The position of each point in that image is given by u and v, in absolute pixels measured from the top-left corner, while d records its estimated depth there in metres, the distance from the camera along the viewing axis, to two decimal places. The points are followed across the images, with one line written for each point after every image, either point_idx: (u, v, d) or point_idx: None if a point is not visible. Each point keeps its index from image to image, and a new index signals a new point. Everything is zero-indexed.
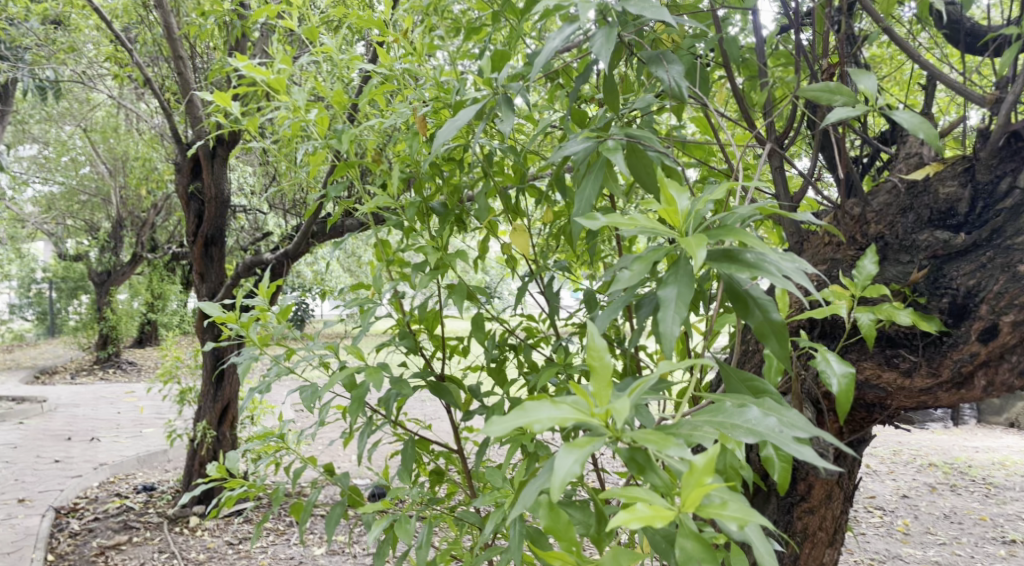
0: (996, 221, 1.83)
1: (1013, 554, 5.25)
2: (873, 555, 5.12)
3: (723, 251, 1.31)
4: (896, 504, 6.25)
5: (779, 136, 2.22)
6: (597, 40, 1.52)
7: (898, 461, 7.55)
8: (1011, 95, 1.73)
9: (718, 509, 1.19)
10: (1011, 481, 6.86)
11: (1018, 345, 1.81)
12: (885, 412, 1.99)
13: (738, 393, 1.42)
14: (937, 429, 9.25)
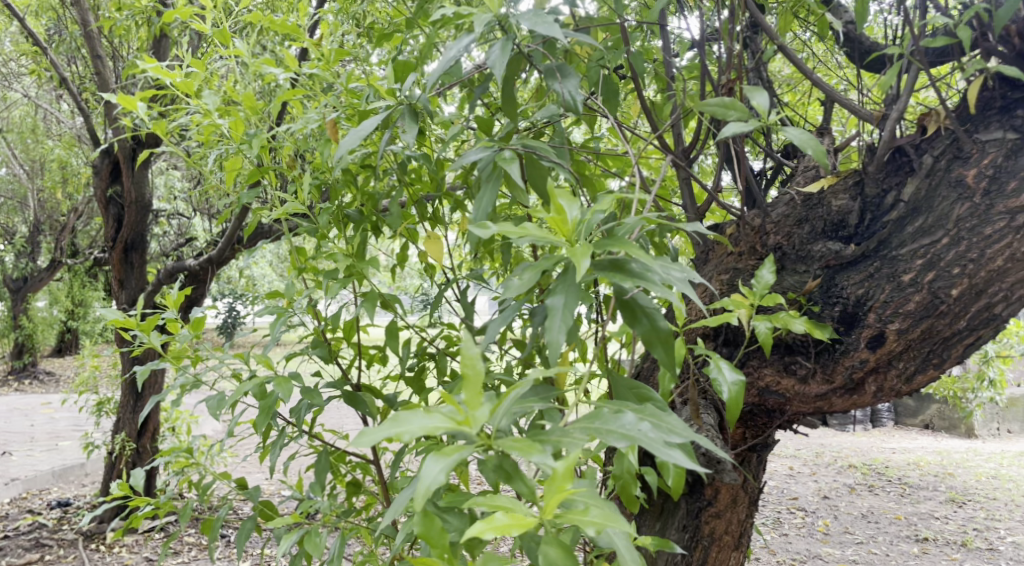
0: (882, 233, 1.89)
1: (924, 551, 5.45)
2: (795, 555, 5.26)
3: (609, 261, 1.30)
4: (817, 505, 6.43)
5: (686, 148, 2.27)
6: (493, 52, 1.53)
7: (820, 463, 7.76)
8: (895, 113, 1.81)
9: (580, 516, 1.14)
10: (926, 481, 7.11)
11: (904, 353, 1.88)
12: (785, 418, 2.05)
13: (626, 402, 1.38)
14: (857, 431, 9.54)
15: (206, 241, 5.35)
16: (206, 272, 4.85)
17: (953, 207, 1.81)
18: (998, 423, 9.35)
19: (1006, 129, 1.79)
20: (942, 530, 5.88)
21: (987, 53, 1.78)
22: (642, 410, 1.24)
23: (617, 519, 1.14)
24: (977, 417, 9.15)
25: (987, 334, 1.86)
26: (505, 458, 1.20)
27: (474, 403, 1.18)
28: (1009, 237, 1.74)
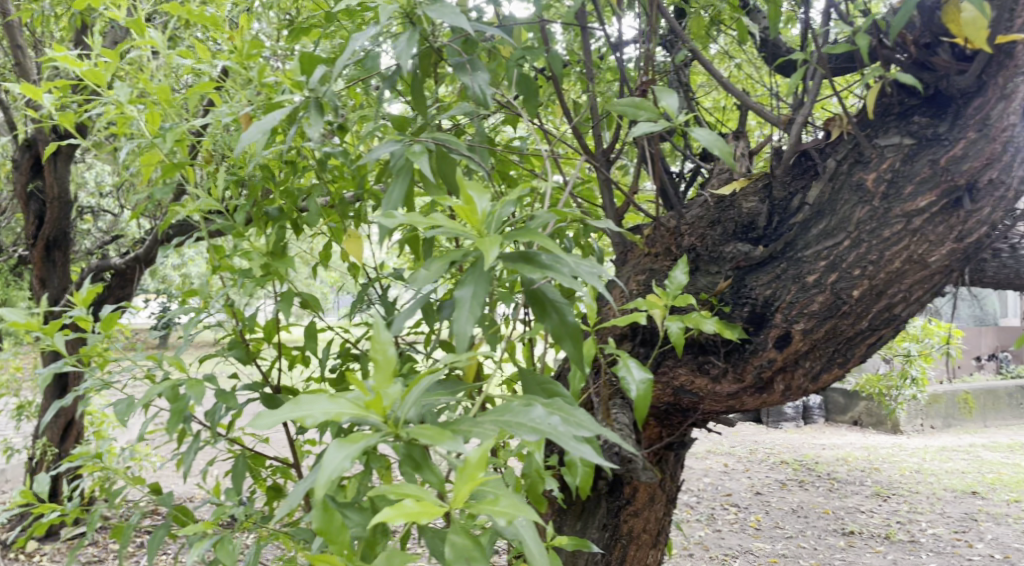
0: (789, 235, 1.93)
1: (850, 544, 5.58)
2: (727, 551, 5.35)
3: (519, 252, 1.27)
4: (749, 501, 6.57)
5: (607, 149, 2.29)
6: (400, 43, 1.52)
7: (754, 460, 7.92)
8: (799, 118, 1.86)
9: (491, 506, 1.11)
10: (853, 476, 7.30)
11: (810, 352, 1.92)
12: (698, 415, 2.09)
13: (534, 395, 1.38)
14: (788, 429, 9.62)
15: (133, 240, 5.21)
16: (135, 271, 4.74)
17: (854, 210, 1.86)
18: (922, 419, 9.51)
19: (903, 134, 1.85)
20: (867, 523, 6.04)
21: (886, 61, 1.86)
22: (552, 405, 1.23)
23: (527, 510, 1.11)
24: (901, 414, 9.27)
25: (887, 333, 1.93)
26: (413, 447, 1.19)
27: (385, 390, 1.16)
28: (905, 240, 1.80)
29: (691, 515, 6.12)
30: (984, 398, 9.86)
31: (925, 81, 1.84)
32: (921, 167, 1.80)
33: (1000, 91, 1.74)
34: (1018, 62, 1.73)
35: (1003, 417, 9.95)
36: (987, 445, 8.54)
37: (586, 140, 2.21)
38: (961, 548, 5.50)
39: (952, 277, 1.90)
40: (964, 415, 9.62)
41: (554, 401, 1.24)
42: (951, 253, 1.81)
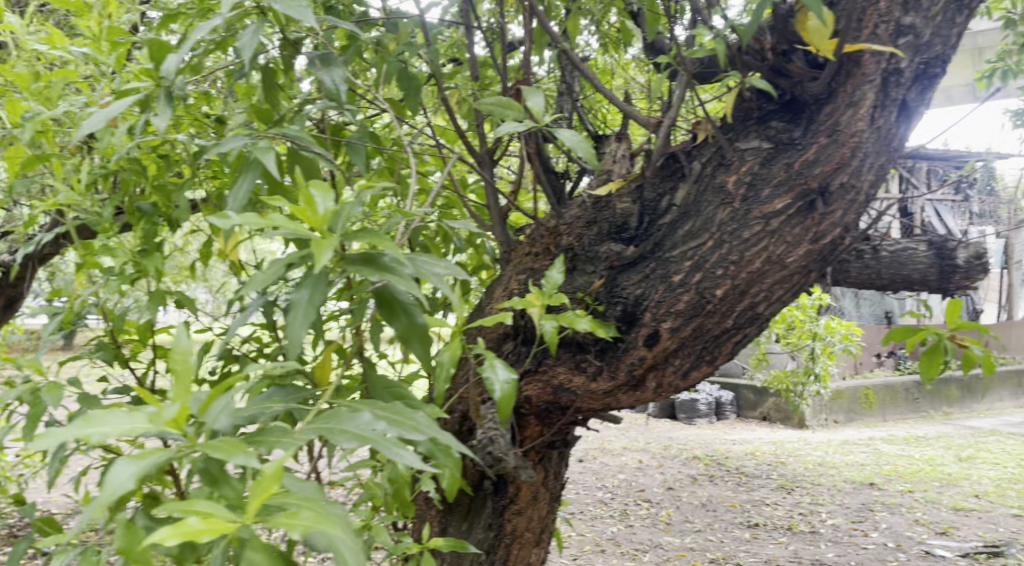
0: (657, 235, 1.98)
1: (755, 536, 4.89)
2: (637, 545, 4.66)
3: (361, 254, 1.19)
4: (663, 496, 5.69)
5: (491, 149, 2.29)
6: (246, 36, 1.46)
7: (668, 456, 6.82)
8: (668, 120, 1.94)
9: (287, 519, 0.93)
10: (762, 470, 6.39)
11: (679, 350, 1.96)
12: (575, 413, 2.10)
13: (381, 400, 1.35)
14: (700, 425, 8.39)
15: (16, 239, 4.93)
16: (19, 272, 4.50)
17: (717, 212, 1.92)
18: (827, 414, 8.51)
19: (762, 138, 1.95)
20: (772, 516, 5.26)
21: (746, 66, 1.93)
22: (388, 409, 1.11)
23: (330, 522, 0.94)
24: (808, 406, 8.23)
25: (752, 331, 2.00)
26: (212, 461, 1.06)
27: (184, 401, 1.04)
28: (764, 241, 1.88)
29: (602, 511, 5.28)
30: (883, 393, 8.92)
31: (781, 86, 1.92)
32: (777, 170, 1.90)
33: (848, 98, 1.87)
34: (864, 70, 1.86)
35: (899, 413, 9.06)
36: (885, 437, 7.74)
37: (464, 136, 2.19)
38: (859, 537, 4.85)
39: (812, 278, 1.99)
40: (865, 410, 8.69)
41: (390, 406, 1.11)
42: (806, 254, 1.90)
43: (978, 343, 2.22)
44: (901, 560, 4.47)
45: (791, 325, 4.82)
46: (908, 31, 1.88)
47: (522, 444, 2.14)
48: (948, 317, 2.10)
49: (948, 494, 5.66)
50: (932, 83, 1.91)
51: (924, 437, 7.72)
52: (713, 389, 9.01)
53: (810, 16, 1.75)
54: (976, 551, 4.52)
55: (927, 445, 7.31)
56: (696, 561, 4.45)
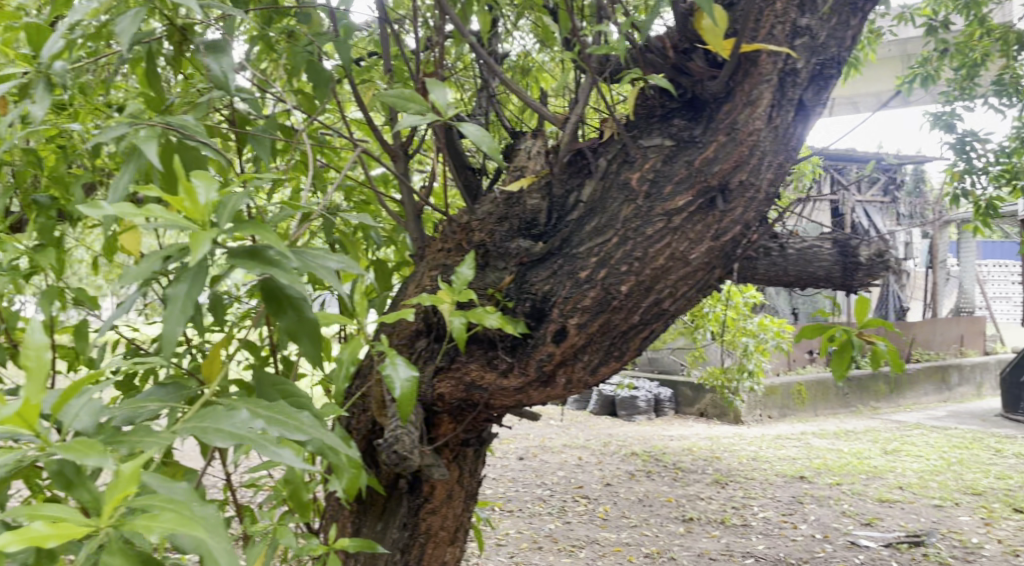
0: (565, 231, 2.00)
1: (689, 530, 4.80)
2: (574, 542, 4.57)
3: (245, 248, 1.14)
4: (600, 492, 5.60)
5: (405, 143, 2.24)
6: (125, 21, 1.37)
7: (606, 452, 6.75)
8: (574, 114, 2.01)
9: (146, 522, 0.87)
10: (696, 464, 6.34)
11: (587, 346, 1.97)
12: (488, 410, 2.09)
13: (266, 398, 1.27)
14: (640, 422, 8.26)
15: None
16: None
17: (622, 208, 1.96)
18: (762, 410, 8.50)
19: (664, 136, 1.99)
20: (704, 509, 5.20)
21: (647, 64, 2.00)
22: (271, 409, 1.07)
23: (193, 525, 0.88)
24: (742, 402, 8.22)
25: (659, 326, 2.03)
26: (67, 463, 0.98)
27: (33, 397, 0.94)
28: (667, 237, 1.91)
29: (541, 508, 5.19)
30: (816, 389, 8.98)
31: (682, 84, 1.98)
32: (678, 168, 1.94)
33: (745, 97, 1.92)
34: (761, 70, 1.91)
35: (832, 408, 9.09)
36: (816, 431, 7.80)
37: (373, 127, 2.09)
38: (788, 529, 4.80)
39: (717, 274, 2.03)
40: (798, 405, 8.73)
41: (274, 406, 1.08)
42: (708, 250, 1.94)
43: (883, 339, 2.29)
44: (827, 550, 4.43)
45: (725, 324, 5.02)
46: (804, 33, 1.97)
47: (435, 442, 2.12)
48: (855, 314, 2.16)
49: (872, 485, 5.68)
50: (827, 83, 1.99)
51: (852, 431, 7.81)
52: (652, 386, 8.90)
53: (702, 17, 1.83)
54: (898, 541, 4.51)
55: (855, 439, 7.38)
56: (631, 556, 4.38)
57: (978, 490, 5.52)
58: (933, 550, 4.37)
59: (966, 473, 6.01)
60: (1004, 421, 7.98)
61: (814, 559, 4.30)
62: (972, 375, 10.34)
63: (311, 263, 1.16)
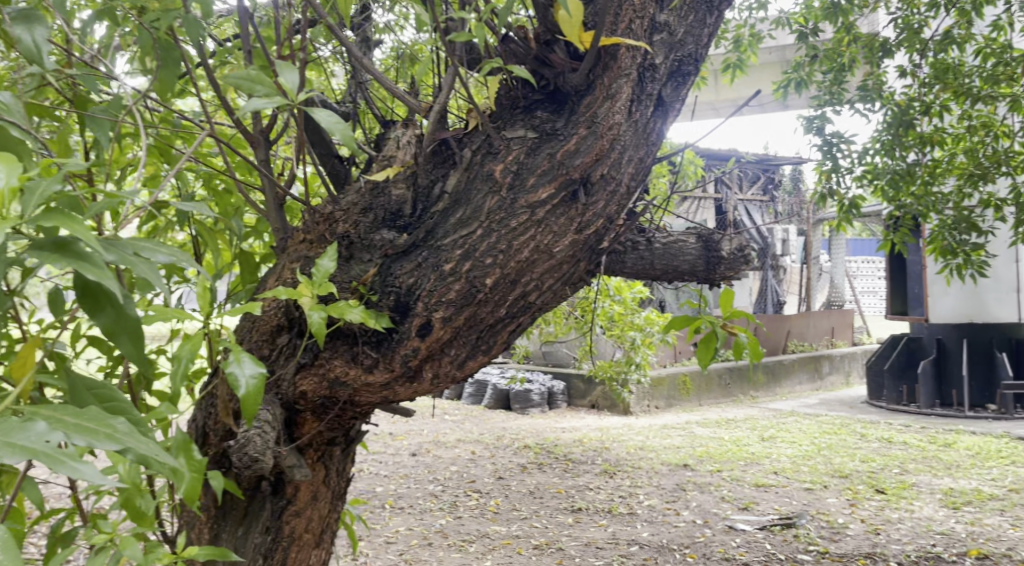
0: (430, 223, 1.96)
1: (578, 520, 4.84)
2: (464, 537, 4.54)
3: (51, 239, 1.05)
4: (491, 485, 5.58)
5: (266, 130, 2.12)
6: None
7: (499, 446, 6.74)
8: (439, 102, 1.96)
9: None
10: (586, 456, 6.41)
11: (453, 340, 1.95)
12: (354, 406, 2.04)
13: (80, 402, 1.18)
14: (532, 415, 8.29)
15: None
16: None
17: (486, 200, 1.94)
18: (648, 400, 8.70)
19: (527, 127, 1.99)
20: (592, 499, 5.26)
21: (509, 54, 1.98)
22: (78, 417, 1.00)
23: None
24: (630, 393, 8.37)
25: (525, 319, 2.05)
26: None
27: None
28: (531, 230, 1.92)
29: (432, 504, 5.13)
30: (699, 378, 9.22)
31: (544, 76, 2.00)
32: (541, 160, 1.94)
33: (606, 91, 1.97)
34: (620, 64, 1.98)
35: (714, 397, 9.36)
36: (698, 420, 8.02)
37: (229, 112, 1.95)
38: (671, 515, 4.90)
39: (582, 267, 2.06)
40: (683, 394, 8.96)
41: (80, 413, 1.00)
42: (572, 243, 1.97)
43: (746, 330, 2.33)
44: (707, 535, 4.54)
45: (615, 318, 5.11)
46: (662, 28, 2.09)
47: (298, 441, 2.05)
48: (719, 305, 2.20)
49: (751, 471, 5.89)
50: (685, 79, 2.12)
51: (733, 419, 8.07)
52: (545, 379, 8.93)
53: (559, 8, 1.84)
54: (772, 523, 4.67)
55: (735, 426, 7.63)
56: (520, 548, 4.38)
57: (845, 473, 5.79)
58: (804, 531, 4.55)
59: (834, 457, 6.30)
60: (869, 408, 8.38)
61: (694, 544, 4.40)
62: (842, 365, 10.85)
63: (130, 259, 1.10)
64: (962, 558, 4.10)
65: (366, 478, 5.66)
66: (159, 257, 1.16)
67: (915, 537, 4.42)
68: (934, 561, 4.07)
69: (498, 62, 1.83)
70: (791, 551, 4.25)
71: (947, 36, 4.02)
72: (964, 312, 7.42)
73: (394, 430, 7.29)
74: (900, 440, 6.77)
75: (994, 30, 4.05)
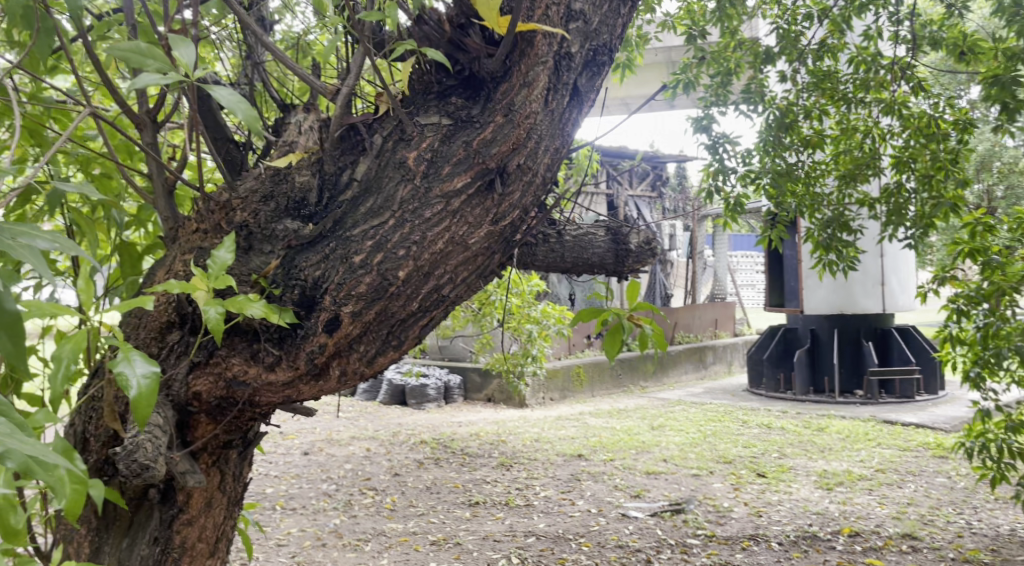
0: (338, 213, 1.86)
1: (475, 514, 4.78)
2: (360, 535, 4.42)
3: None
4: (387, 482, 5.47)
5: (153, 111, 1.96)
6: None
7: (395, 441, 6.62)
8: (346, 86, 1.86)
9: None
10: (482, 449, 6.36)
11: (362, 335, 1.85)
12: (252, 407, 1.91)
13: None
14: (429, 410, 8.19)
15: None
16: None
17: (398, 189, 1.86)
18: (543, 393, 8.72)
19: (441, 114, 1.91)
20: (489, 492, 5.22)
21: (422, 37, 1.89)
22: None
23: None
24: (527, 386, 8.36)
25: (438, 314, 1.96)
26: None
27: None
28: (446, 221, 1.85)
29: (325, 503, 4.98)
30: (592, 370, 9.32)
31: (459, 61, 1.93)
32: (456, 148, 1.87)
33: (522, 78, 1.91)
34: (537, 51, 1.92)
35: (606, 388, 9.48)
36: (591, 411, 8.08)
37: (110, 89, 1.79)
38: (566, 505, 4.90)
39: (497, 259, 2.00)
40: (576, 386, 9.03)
41: None
42: (487, 235, 1.90)
43: (651, 322, 2.30)
44: (601, 523, 4.55)
45: (512, 311, 5.08)
46: (578, 17, 2.03)
47: (191, 445, 1.91)
48: (626, 298, 2.16)
49: (641, 459, 5.96)
50: (599, 70, 2.07)
51: (625, 409, 8.17)
52: (441, 373, 8.84)
53: None
54: (662, 509, 4.72)
55: (628, 416, 7.72)
56: (417, 545, 4.29)
57: (729, 458, 5.92)
58: (692, 516, 4.61)
59: (719, 443, 6.44)
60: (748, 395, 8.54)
61: (589, 532, 4.39)
62: (725, 355, 11.16)
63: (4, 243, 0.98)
64: (836, 535, 4.24)
65: (256, 479, 5.46)
66: (37, 242, 1.04)
67: (793, 518, 4.54)
68: (812, 540, 4.19)
69: (409, 45, 1.73)
70: (681, 536, 4.30)
71: (820, 46, 4.09)
72: (833, 303, 7.57)
73: (285, 429, 7.07)
74: (779, 425, 6.96)
75: (865, 38, 4.15)
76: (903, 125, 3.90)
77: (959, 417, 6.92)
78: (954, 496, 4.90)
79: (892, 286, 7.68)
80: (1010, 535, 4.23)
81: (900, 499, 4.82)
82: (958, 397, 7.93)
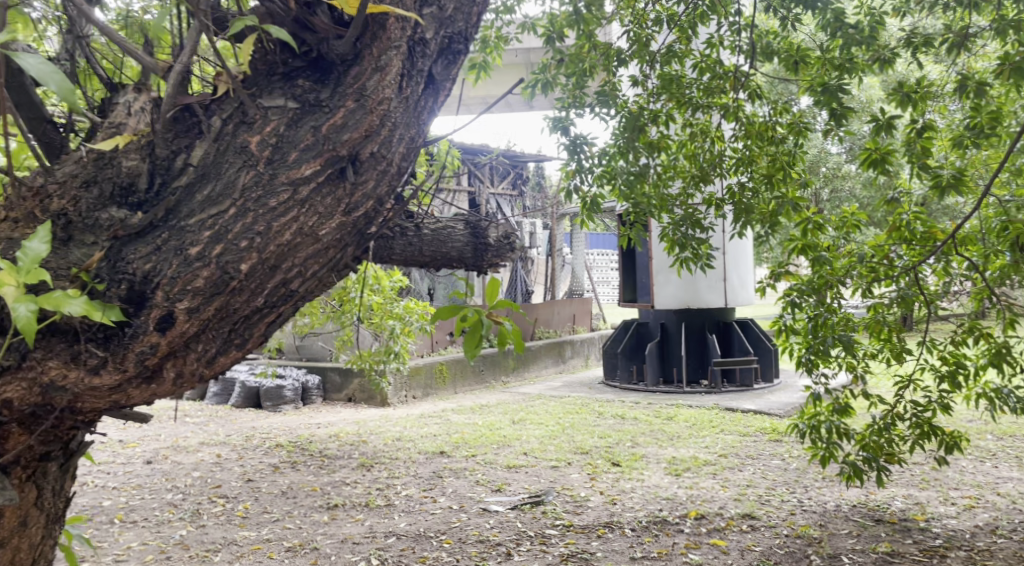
0: (171, 201, 1.72)
1: (332, 517, 4.63)
2: (209, 546, 4.19)
3: None
4: (239, 489, 5.22)
5: None
6: None
7: (248, 446, 6.36)
8: (179, 63, 1.69)
9: None
10: (342, 451, 6.19)
11: (201, 334, 1.75)
12: (73, 413, 1.76)
13: None
14: (285, 413, 7.92)
15: None
16: None
17: (239, 175, 1.73)
18: (406, 391, 8.58)
19: (287, 97, 1.79)
20: (348, 494, 5.07)
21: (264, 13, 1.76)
22: None
23: None
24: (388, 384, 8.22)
25: (285, 311, 1.88)
26: None
27: None
28: (293, 210, 1.75)
29: (171, 514, 4.70)
30: (455, 367, 9.26)
31: (306, 41, 1.80)
32: (303, 133, 1.76)
33: (374, 63, 1.82)
34: (390, 35, 1.83)
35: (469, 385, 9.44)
36: (453, 408, 8.03)
37: None
38: (427, 503, 4.82)
39: (349, 252, 1.92)
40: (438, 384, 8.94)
41: None
42: (339, 226, 1.82)
43: (511, 319, 2.25)
44: (462, 519, 4.50)
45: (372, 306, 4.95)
46: (432, 3, 1.96)
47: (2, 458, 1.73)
48: (484, 294, 2.10)
49: (502, 454, 5.94)
50: (455, 58, 2.01)
51: (486, 405, 8.15)
52: (299, 373, 8.57)
53: None
54: (522, 502, 4.71)
55: (488, 412, 7.71)
56: (271, 552, 4.11)
57: (586, 449, 6.00)
58: (550, 507, 4.62)
59: (576, 435, 6.51)
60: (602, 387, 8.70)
61: (450, 529, 4.33)
62: (581, 349, 11.35)
63: None
64: (684, 519, 4.35)
65: (93, 492, 5.09)
66: None
67: (645, 504, 4.64)
68: (662, 525, 4.28)
69: (250, 21, 1.58)
70: (540, 527, 4.30)
71: (669, 49, 4.14)
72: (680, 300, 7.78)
73: (126, 437, 6.64)
74: (631, 416, 7.12)
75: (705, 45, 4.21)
76: (743, 130, 4.01)
77: (791, 404, 7.27)
78: (788, 476, 5.13)
79: (733, 281, 7.97)
80: (836, 510, 4.45)
81: (740, 481, 5.01)
82: (792, 384, 8.37)
